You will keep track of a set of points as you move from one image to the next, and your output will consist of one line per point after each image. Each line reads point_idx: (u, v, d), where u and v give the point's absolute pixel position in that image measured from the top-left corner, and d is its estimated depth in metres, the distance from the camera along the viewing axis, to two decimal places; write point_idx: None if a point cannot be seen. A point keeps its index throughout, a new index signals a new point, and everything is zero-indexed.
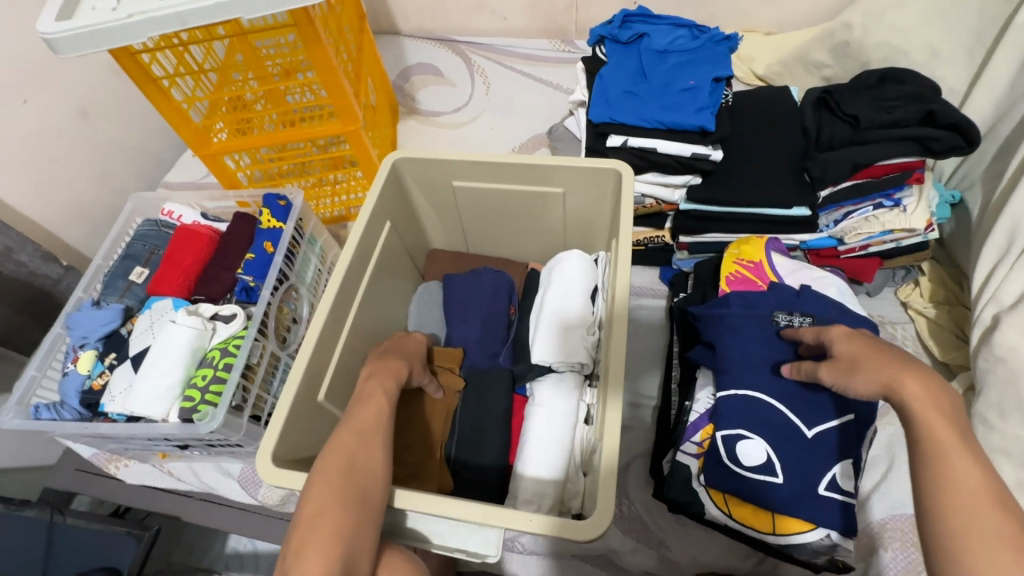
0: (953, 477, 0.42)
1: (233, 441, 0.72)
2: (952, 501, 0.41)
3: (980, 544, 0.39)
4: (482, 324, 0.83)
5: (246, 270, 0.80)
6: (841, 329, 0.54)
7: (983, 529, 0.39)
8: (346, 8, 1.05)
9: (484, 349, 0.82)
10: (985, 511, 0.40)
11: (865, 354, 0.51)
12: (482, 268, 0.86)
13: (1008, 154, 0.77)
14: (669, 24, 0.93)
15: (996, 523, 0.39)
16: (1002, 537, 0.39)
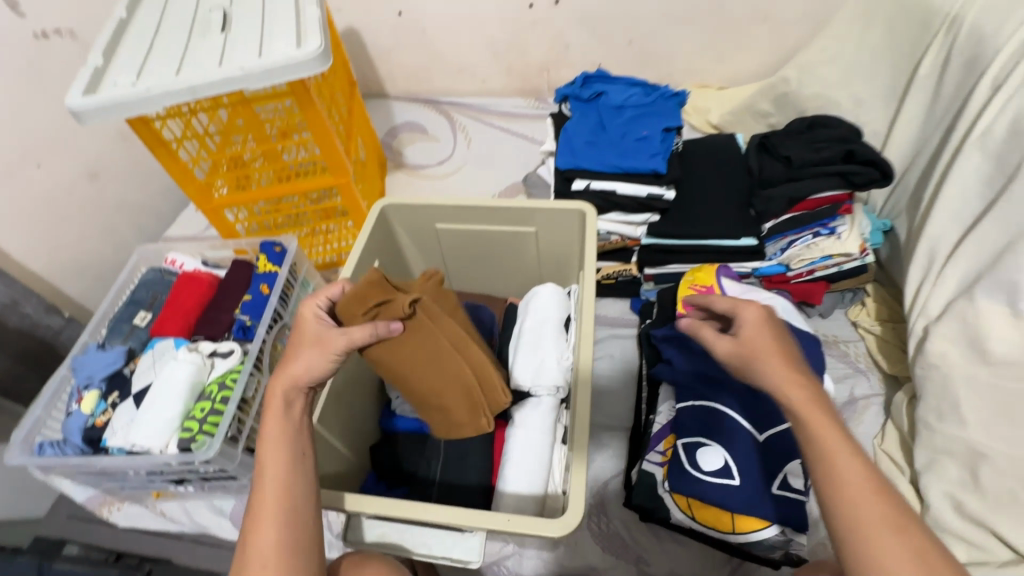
0: (842, 482, 0.46)
1: (229, 471, 0.76)
2: (847, 502, 0.46)
3: (880, 536, 0.44)
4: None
5: (244, 311, 0.86)
6: (754, 313, 0.56)
7: (874, 521, 0.45)
8: (338, 77, 1.17)
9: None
10: (873, 501, 0.45)
11: (762, 347, 0.54)
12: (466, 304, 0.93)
13: (924, 186, 0.88)
14: (624, 83, 1.05)
15: (882, 511, 0.45)
16: (887, 524, 0.44)
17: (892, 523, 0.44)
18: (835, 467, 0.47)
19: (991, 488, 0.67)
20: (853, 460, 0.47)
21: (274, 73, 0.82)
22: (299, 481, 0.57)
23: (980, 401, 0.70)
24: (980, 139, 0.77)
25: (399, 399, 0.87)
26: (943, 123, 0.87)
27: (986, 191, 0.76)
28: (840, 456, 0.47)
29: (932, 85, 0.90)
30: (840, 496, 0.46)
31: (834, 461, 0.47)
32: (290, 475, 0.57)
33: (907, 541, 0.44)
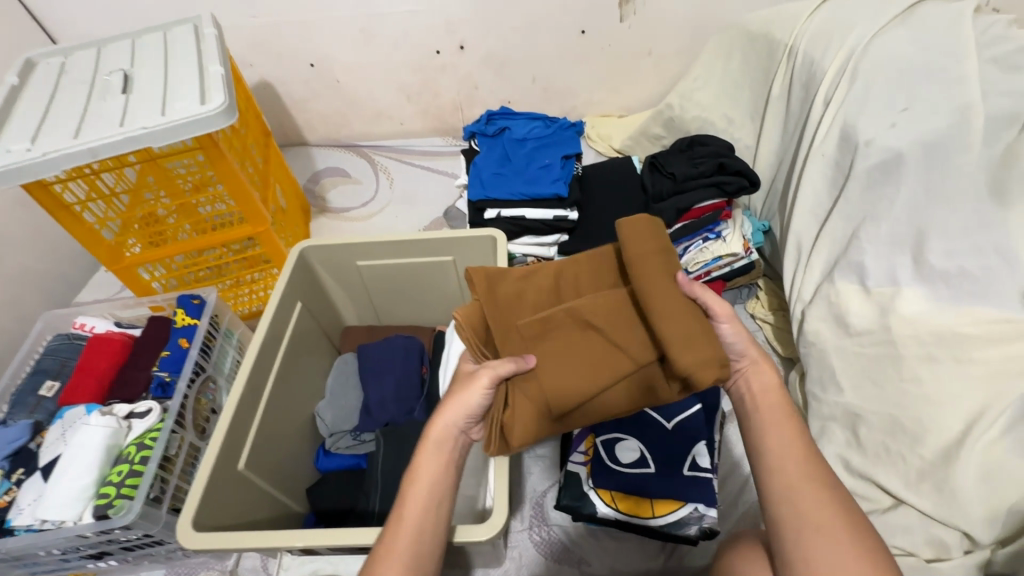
0: (775, 440, 0.53)
1: (152, 534, 0.74)
2: (788, 469, 0.51)
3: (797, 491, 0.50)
4: (399, 383, 0.90)
5: (162, 367, 0.85)
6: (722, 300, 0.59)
7: (796, 475, 0.51)
8: (251, 128, 1.20)
9: (404, 406, 0.88)
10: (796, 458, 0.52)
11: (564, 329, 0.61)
12: (396, 335, 0.95)
13: (788, 188, 1.01)
14: (526, 118, 1.14)
15: (798, 467, 0.51)
16: (800, 473, 0.51)
17: (826, 487, 0.50)
18: (788, 474, 0.51)
19: (870, 443, 0.76)
20: (799, 466, 0.51)
21: (179, 130, 0.84)
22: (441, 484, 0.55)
23: (852, 369, 0.80)
24: (820, 146, 0.90)
25: (332, 437, 0.89)
26: (794, 135, 1.01)
27: (832, 189, 0.89)
28: (797, 461, 0.51)
29: (784, 103, 1.04)
30: (796, 499, 0.50)
31: (785, 466, 0.52)
32: (438, 495, 0.54)
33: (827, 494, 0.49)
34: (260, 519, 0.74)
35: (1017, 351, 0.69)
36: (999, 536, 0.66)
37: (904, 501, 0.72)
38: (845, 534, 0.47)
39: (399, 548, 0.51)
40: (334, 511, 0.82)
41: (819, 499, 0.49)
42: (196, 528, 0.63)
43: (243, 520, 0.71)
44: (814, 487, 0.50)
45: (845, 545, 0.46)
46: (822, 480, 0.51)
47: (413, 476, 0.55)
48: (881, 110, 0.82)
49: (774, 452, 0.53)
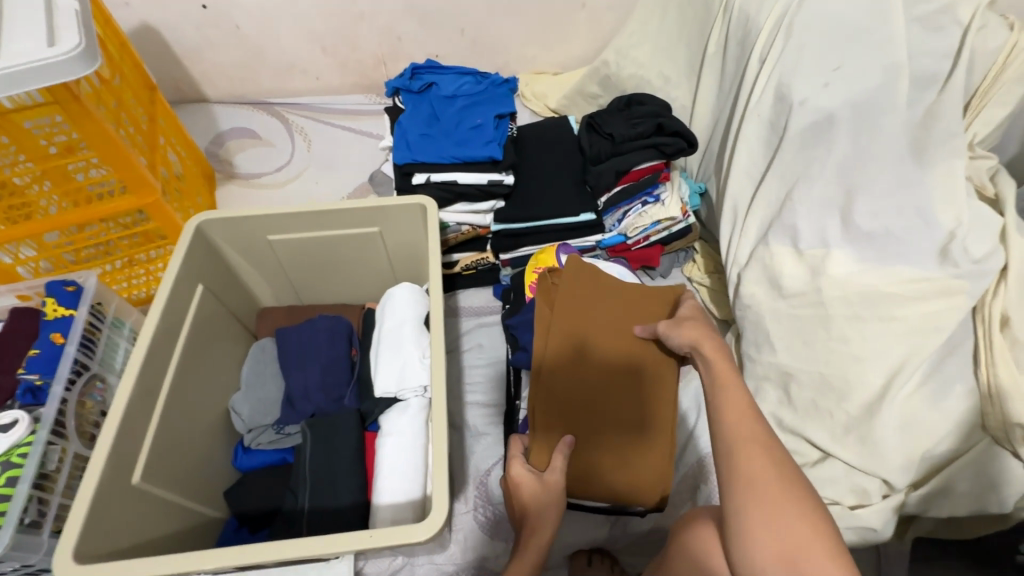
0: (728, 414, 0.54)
1: (32, 564, 0.64)
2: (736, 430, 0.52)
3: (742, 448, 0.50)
4: (324, 368, 0.82)
5: (30, 368, 0.72)
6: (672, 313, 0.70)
7: (746, 436, 0.51)
8: (127, 79, 1.01)
9: (333, 393, 0.81)
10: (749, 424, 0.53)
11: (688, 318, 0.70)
12: (320, 316, 0.86)
13: (724, 150, 0.99)
14: (454, 72, 1.04)
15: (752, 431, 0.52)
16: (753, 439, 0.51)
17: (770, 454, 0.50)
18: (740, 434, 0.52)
19: (801, 402, 0.79)
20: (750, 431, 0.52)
21: (20, 79, 0.68)
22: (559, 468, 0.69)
23: (785, 330, 0.82)
24: (756, 105, 0.88)
25: (251, 433, 0.81)
26: (730, 94, 0.99)
27: (767, 150, 0.89)
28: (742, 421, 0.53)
29: (720, 61, 1.02)
30: (737, 454, 0.50)
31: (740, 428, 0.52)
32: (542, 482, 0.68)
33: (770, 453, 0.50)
34: (165, 536, 0.66)
35: (933, 308, 0.72)
36: (914, 480, 0.73)
37: (830, 455, 0.75)
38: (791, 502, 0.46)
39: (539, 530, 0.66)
40: (262, 513, 0.75)
41: (756, 454, 0.50)
42: (79, 558, 0.53)
43: (141, 542, 0.62)
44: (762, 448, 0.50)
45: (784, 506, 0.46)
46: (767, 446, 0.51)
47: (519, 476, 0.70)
48: (815, 69, 0.81)
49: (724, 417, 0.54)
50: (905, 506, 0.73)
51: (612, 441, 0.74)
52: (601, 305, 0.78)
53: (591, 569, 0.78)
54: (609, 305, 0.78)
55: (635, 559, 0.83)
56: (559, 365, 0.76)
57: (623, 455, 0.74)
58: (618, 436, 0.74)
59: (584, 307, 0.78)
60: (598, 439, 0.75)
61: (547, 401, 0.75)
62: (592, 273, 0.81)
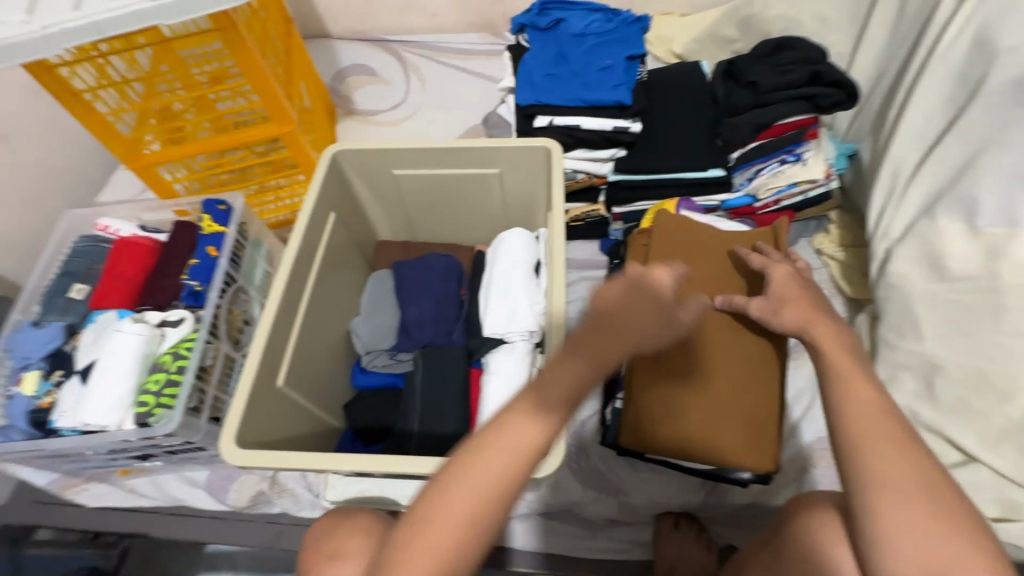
0: (851, 403, 0.52)
1: (194, 442, 0.74)
2: (860, 427, 0.50)
3: (873, 444, 0.49)
4: (437, 303, 0.85)
5: (192, 275, 0.80)
6: (782, 271, 0.66)
7: (878, 435, 0.49)
8: (270, 11, 1.06)
9: (444, 328, 0.84)
10: (877, 417, 0.51)
11: (793, 295, 0.63)
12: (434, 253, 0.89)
13: (889, 105, 0.86)
14: (584, 9, 0.98)
15: (883, 427, 0.50)
16: (885, 436, 0.49)
17: (898, 442, 0.49)
18: (870, 432, 0.50)
19: (947, 398, 0.71)
20: (884, 428, 0.50)
21: (191, 5, 0.72)
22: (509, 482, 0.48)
23: (940, 316, 0.72)
24: (944, 54, 0.75)
25: (368, 355, 0.86)
26: (907, 40, 0.85)
27: (949, 107, 0.76)
28: (874, 415, 0.51)
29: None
30: (868, 453, 0.49)
31: (869, 424, 0.50)
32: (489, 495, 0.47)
33: (903, 453, 0.48)
34: (301, 436, 0.73)
35: None
36: None
37: (976, 460, 0.67)
38: (924, 501, 0.46)
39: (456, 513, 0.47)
40: (375, 428, 0.81)
41: (897, 460, 0.48)
42: (241, 444, 0.61)
43: (283, 438, 0.69)
44: (896, 446, 0.49)
45: (914, 511, 0.46)
46: (901, 444, 0.49)
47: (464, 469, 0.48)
48: None
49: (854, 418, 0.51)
50: None
51: (716, 403, 0.69)
52: (707, 262, 0.76)
53: (677, 531, 0.79)
54: (716, 263, 0.76)
55: (725, 530, 0.82)
56: (662, 315, 0.74)
57: (724, 425, 0.68)
58: (723, 400, 0.70)
59: (691, 261, 0.76)
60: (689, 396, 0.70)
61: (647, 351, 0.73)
62: (699, 228, 0.78)
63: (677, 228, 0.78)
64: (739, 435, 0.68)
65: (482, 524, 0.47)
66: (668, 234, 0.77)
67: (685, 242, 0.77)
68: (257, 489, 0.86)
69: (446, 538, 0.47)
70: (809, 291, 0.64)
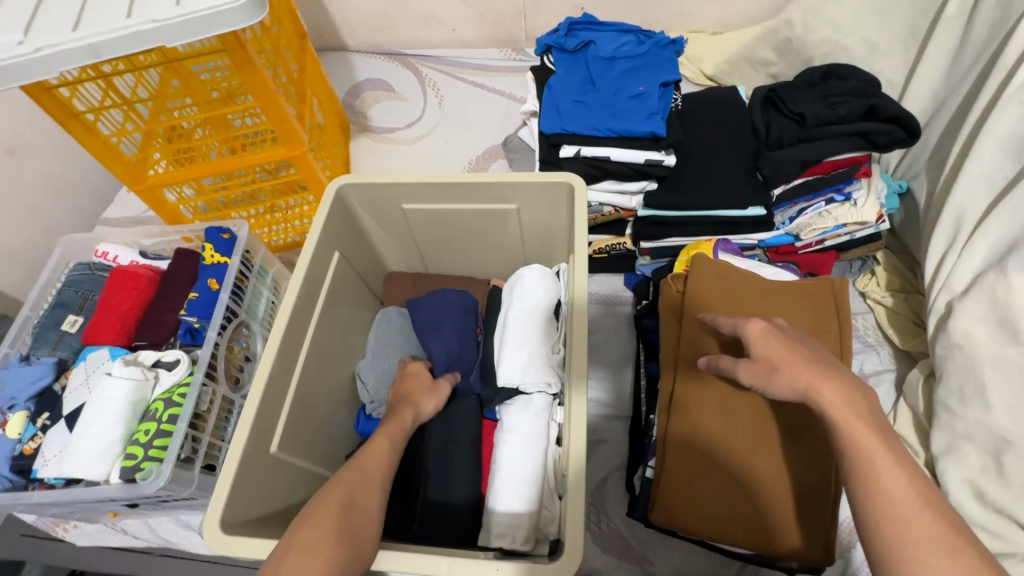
0: (887, 497, 0.43)
1: (185, 495, 0.68)
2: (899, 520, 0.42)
3: (917, 551, 0.40)
4: (460, 336, 0.80)
5: (189, 311, 0.74)
6: (756, 327, 0.53)
7: (921, 538, 0.41)
8: (283, 27, 1.01)
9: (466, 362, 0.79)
10: (917, 517, 0.42)
11: (783, 358, 0.51)
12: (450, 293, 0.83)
13: (949, 142, 0.79)
14: (614, 30, 0.92)
15: (928, 528, 0.41)
16: (933, 541, 0.41)
17: (948, 549, 0.40)
18: (916, 533, 0.41)
19: (1018, 478, 0.63)
20: (928, 529, 0.41)
21: (196, 27, 0.67)
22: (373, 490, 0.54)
23: (1011, 384, 0.65)
24: (1018, 90, 0.68)
25: (372, 403, 0.80)
26: (972, 71, 0.78)
27: (1023, 149, 0.68)
28: (916, 513, 0.42)
29: (962, 25, 0.79)
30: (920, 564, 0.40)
31: (909, 526, 0.42)
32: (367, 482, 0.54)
33: (959, 563, 0.40)
34: (299, 500, 0.67)
35: None
36: None
37: None
38: None
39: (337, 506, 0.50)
40: None
41: (949, 570, 0.39)
42: (226, 529, 0.54)
43: (279, 506, 0.63)
44: (946, 552, 0.40)
45: None
46: (956, 552, 0.40)
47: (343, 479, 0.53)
48: None
49: (895, 515, 0.42)
50: None
51: (759, 479, 0.61)
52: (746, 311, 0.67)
53: None
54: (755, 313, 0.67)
55: None
56: (689, 377, 0.66)
57: (770, 503, 0.61)
58: (767, 475, 0.61)
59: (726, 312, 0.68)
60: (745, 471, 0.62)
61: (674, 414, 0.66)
62: (736, 277, 0.70)
63: (712, 276, 0.70)
64: (789, 517, 0.60)
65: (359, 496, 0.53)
66: (702, 283, 0.69)
67: (720, 292, 0.69)
68: None
69: (326, 515, 0.49)
70: (794, 346, 0.52)
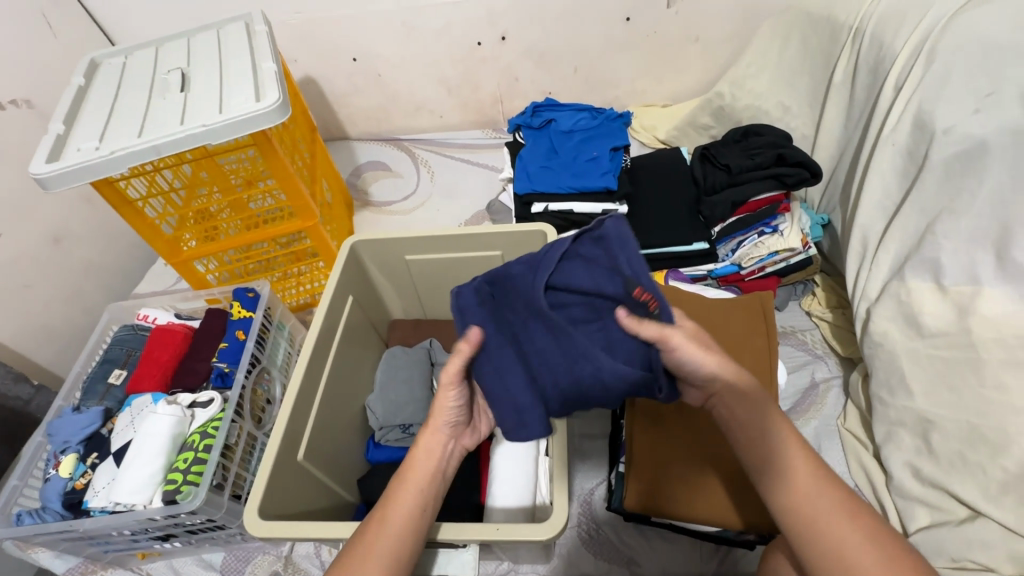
0: (793, 484, 0.53)
1: (215, 519, 0.76)
2: (805, 503, 0.52)
3: (822, 519, 0.51)
4: (554, 337, 0.53)
5: (221, 358, 0.87)
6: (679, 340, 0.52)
7: (824, 513, 0.51)
8: (298, 123, 1.21)
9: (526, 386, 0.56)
10: (818, 496, 0.52)
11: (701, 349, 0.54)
12: (595, 254, 0.52)
13: (852, 179, 0.96)
14: (571, 109, 1.11)
15: (824, 501, 0.52)
16: (833, 508, 0.52)
17: (839, 510, 0.51)
18: (818, 508, 0.52)
19: (944, 453, 0.72)
20: (825, 501, 0.52)
21: (236, 127, 0.85)
22: (416, 507, 0.56)
23: (924, 370, 0.76)
24: (890, 135, 0.85)
25: (382, 430, 0.89)
26: (860, 123, 0.96)
27: (904, 180, 0.84)
28: (813, 493, 0.52)
29: (847, 89, 0.99)
30: (820, 531, 0.51)
31: (811, 503, 0.52)
32: (422, 502, 0.56)
33: (854, 525, 0.50)
34: (318, 512, 0.76)
35: None
36: None
37: (982, 514, 0.68)
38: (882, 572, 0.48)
39: (377, 539, 0.54)
40: None
41: (846, 531, 0.50)
42: (263, 515, 0.65)
43: (303, 512, 0.73)
44: (846, 517, 0.51)
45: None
46: (851, 512, 0.51)
47: (385, 508, 0.56)
48: (962, 96, 0.77)
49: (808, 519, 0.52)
50: None
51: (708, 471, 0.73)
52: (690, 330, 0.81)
53: None
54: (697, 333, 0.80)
55: None
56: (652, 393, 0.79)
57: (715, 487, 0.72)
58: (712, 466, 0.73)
59: None
60: (692, 501, 0.72)
61: (642, 426, 0.77)
62: (685, 300, 0.84)
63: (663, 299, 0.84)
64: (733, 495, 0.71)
65: (405, 520, 0.55)
66: None
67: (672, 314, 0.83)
68: (272, 569, 0.87)
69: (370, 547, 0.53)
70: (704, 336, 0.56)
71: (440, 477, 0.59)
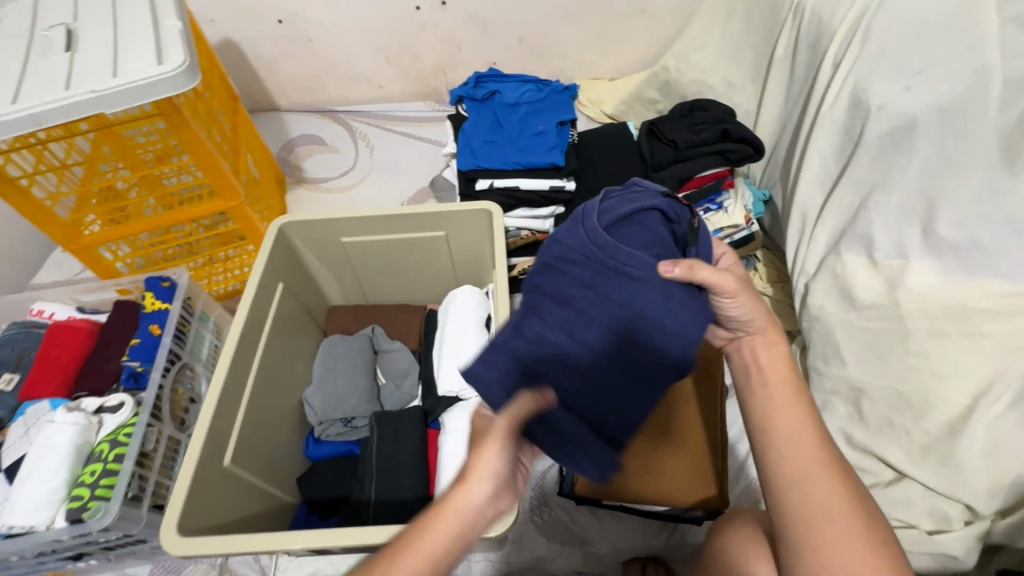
0: (787, 434, 0.51)
1: (133, 534, 0.70)
2: (798, 452, 0.50)
3: (806, 471, 0.49)
4: (620, 301, 0.51)
5: (132, 355, 0.78)
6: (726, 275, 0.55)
7: (810, 464, 0.50)
8: (215, 91, 1.09)
9: (626, 355, 0.52)
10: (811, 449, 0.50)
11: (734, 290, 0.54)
12: (626, 210, 0.55)
13: (792, 156, 0.97)
14: (516, 80, 1.06)
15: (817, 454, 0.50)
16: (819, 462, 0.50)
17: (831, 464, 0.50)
18: (809, 458, 0.50)
19: (873, 419, 0.76)
20: (816, 452, 0.50)
21: (134, 94, 0.74)
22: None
23: (856, 342, 0.79)
24: (828, 111, 0.86)
25: (321, 425, 0.84)
26: (799, 99, 0.97)
27: (840, 156, 0.86)
28: (806, 446, 0.51)
29: (788, 65, 0.99)
30: (803, 481, 0.49)
31: (800, 454, 0.50)
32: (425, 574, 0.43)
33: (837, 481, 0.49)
34: (251, 516, 0.71)
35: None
36: (1001, 508, 0.66)
37: (906, 476, 0.72)
38: (860, 531, 0.46)
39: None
40: (330, 500, 0.79)
41: (829, 484, 0.48)
42: (182, 532, 0.59)
43: (230, 521, 0.67)
44: (833, 472, 0.49)
45: (858, 537, 0.46)
46: (838, 469, 0.50)
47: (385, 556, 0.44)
48: (894, 72, 0.78)
49: (796, 466, 0.50)
50: (992, 536, 0.66)
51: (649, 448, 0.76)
52: None
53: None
54: None
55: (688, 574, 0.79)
56: None
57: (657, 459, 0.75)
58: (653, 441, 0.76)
59: None
60: (638, 478, 0.74)
61: None
62: None
63: None
64: (675, 469, 0.74)
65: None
66: None
67: None
68: None
69: None
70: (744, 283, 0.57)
71: (455, 549, 0.45)
